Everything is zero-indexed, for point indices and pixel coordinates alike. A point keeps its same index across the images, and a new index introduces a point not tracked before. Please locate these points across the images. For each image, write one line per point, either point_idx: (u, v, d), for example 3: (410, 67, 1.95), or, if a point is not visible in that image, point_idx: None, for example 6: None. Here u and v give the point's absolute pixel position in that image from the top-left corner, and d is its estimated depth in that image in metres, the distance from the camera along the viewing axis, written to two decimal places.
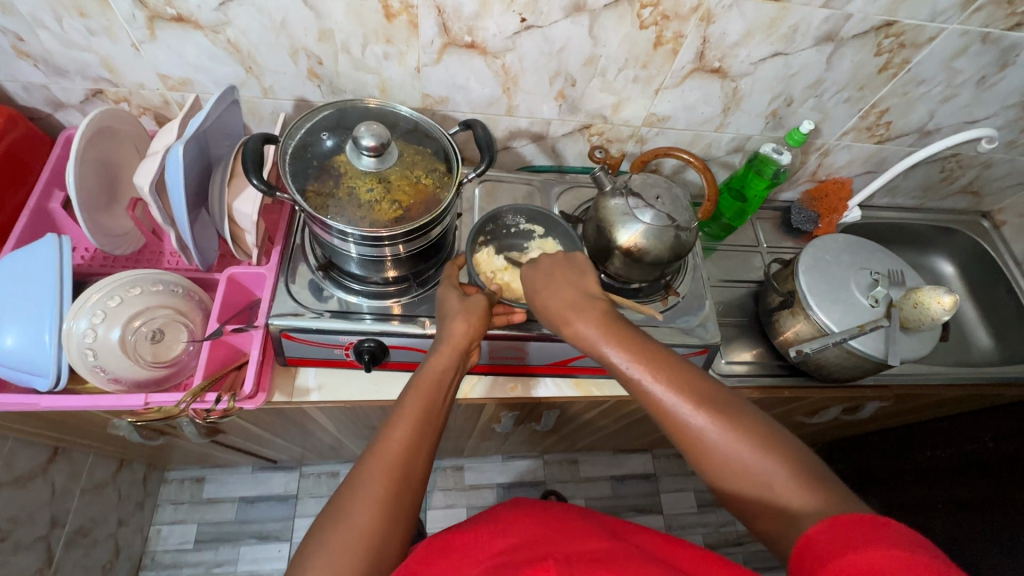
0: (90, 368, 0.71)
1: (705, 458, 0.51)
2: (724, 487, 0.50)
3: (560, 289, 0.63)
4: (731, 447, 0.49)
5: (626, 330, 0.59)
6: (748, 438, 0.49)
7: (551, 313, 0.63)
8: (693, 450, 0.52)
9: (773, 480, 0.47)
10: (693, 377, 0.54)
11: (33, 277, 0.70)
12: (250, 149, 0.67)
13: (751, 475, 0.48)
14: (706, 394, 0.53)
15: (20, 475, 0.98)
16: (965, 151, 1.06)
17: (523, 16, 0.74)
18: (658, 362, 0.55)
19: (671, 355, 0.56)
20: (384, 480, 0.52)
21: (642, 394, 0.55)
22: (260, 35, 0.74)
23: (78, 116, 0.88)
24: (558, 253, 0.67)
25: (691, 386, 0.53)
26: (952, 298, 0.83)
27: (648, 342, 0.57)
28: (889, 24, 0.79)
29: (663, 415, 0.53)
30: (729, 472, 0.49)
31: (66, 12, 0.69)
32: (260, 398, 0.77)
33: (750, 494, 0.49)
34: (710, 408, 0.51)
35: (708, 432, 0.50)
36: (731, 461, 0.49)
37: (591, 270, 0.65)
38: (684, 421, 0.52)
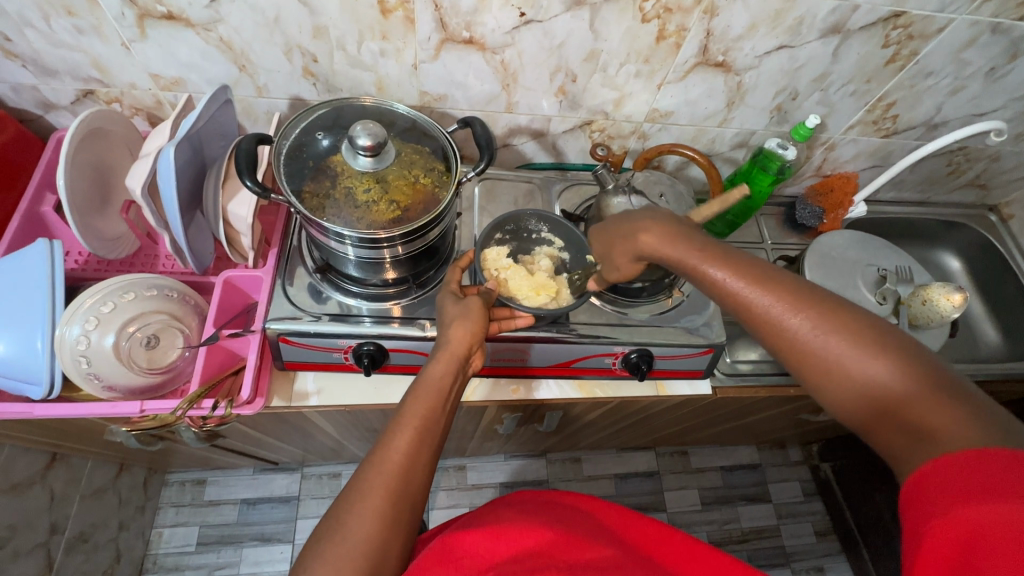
0: (83, 375, 0.70)
1: (814, 369, 0.50)
2: (832, 398, 0.50)
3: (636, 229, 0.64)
4: (846, 356, 0.48)
5: (722, 250, 0.58)
6: (867, 347, 0.48)
7: (630, 244, 0.64)
8: (803, 361, 0.51)
9: (893, 390, 0.46)
10: (800, 291, 0.53)
11: (24, 283, 0.68)
12: (243, 150, 0.65)
13: (870, 387, 0.47)
14: (814, 304, 0.51)
15: (18, 482, 0.97)
16: (974, 144, 1.04)
17: (522, 10, 0.72)
18: (761, 278, 0.54)
19: (775, 267, 0.55)
20: (384, 491, 0.51)
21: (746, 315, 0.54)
22: (253, 33, 0.72)
23: (69, 117, 0.86)
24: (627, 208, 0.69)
25: (800, 300, 0.52)
26: (962, 295, 0.81)
27: (748, 260, 0.56)
28: (897, 15, 0.77)
29: (763, 329, 0.53)
30: (841, 382, 0.49)
31: (53, 11, 0.67)
32: (258, 403, 0.75)
33: (863, 404, 0.48)
34: (819, 319, 0.50)
35: (821, 349, 0.50)
36: (850, 376, 0.48)
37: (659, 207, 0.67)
38: (796, 342, 0.51)
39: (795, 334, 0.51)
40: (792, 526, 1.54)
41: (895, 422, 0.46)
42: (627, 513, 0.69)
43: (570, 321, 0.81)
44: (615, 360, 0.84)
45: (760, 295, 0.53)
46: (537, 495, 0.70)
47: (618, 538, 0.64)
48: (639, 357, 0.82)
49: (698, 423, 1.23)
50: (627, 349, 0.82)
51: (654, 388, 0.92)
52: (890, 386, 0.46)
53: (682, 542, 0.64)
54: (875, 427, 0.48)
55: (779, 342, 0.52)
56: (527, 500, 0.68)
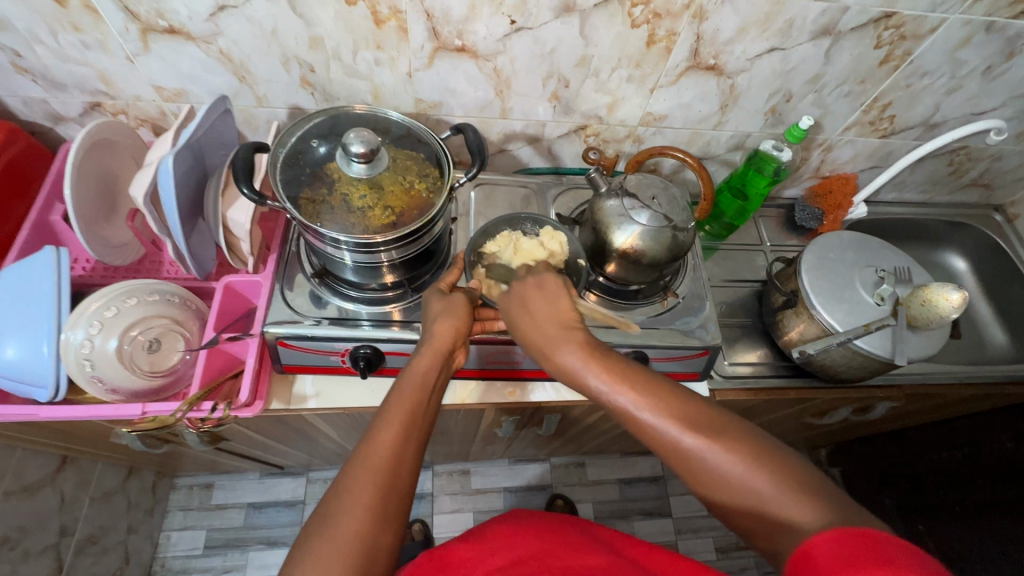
0: (88, 378, 0.71)
1: (695, 475, 0.49)
2: (726, 510, 0.48)
3: (539, 321, 0.63)
4: (725, 468, 0.47)
5: (610, 356, 0.57)
6: (742, 454, 0.47)
7: (534, 345, 0.62)
8: (693, 475, 0.49)
9: (770, 502, 0.45)
10: (676, 395, 0.52)
11: (32, 289, 0.71)
12: (240, 159, 0.66)
13: (749, 498, 0.46)
14: (697, 417, 0.50)
15: (29, 484, 0.99)
16: (975, 143, 1.03)
17: (512, 18, 0.73)
18: (636, 380, 0.54)
19: (659, 377, 0.55)
20: (373, 484, 0.52)
21: (630, 421, 0.53)
22: (251, 45, 0.74)
23: (77, 129, 0.89)
24: (528, 281, 0.67)
25: (671, 404, 0.52)
26: (961, 294, 0.80)
27: (637, 370, 0.55)
28: (888, 16, 0.77)
29: (654, 440, 0.51)
30: (725, 495, 0.47)
31: (60, 27, 0.70)
32: (257, 405, 0.77)
33: (749, 519, 0.46)
34: (692, 421, 0.50)
35: (699, 452, 0.48)
36: (727, 480, 0.47)
37: (566, 295, 0.65)
38: (679, 448, 0.50)
39: (678, 446, 0.50)
40: None
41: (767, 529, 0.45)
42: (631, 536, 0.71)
43: None
44: None
45: (652, 413, 0.51)
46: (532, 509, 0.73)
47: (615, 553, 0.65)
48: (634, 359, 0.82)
49: None
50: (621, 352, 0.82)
51: None
52: (767, 495, 0.45)
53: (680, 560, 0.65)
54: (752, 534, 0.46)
55: (666, 451, 0.51)
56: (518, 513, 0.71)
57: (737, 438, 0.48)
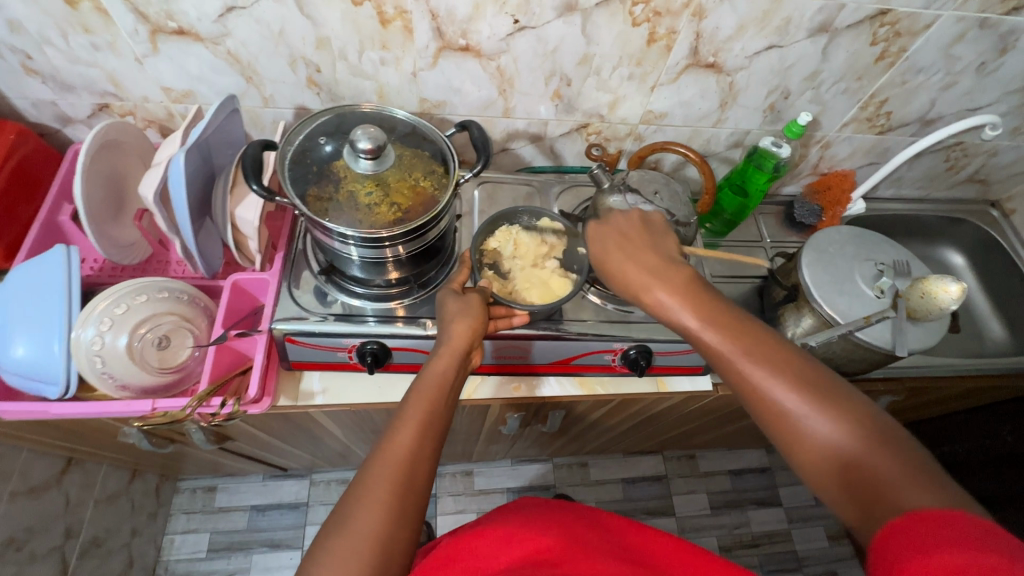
0: (98, 375, 0.72)
1: (781, 424, 0.50)
2: (797, 456, 0.50)
3: (637, 257, 0.64)
4: (815, 421, 0.48)
5: (710, 299, 0.58)
6: (829, 408, 0.48)
7: (628, 281, 0.64)
8: (773, 419, 0.51)
9: (850, 453, 0.46)
10: (777, 344, 0.53)
11: (43, 286, 0.71)
12: (249, 157, 0.67)
13: (829, 449, 0.47)
14: (790, 365, 0.52)
15: (34, 486, 0.99)
16: (970, 139, 1.05)
17: (515, 17, 0.74)
18: (737, 326, 0.55)
19: (758, 324, 0.56)
20: (389, 482, 0.52)
21: (723, 363, 0.54)
22: (259, 46, 0.76)
23: (85, 131, 0.90)
24: (633, 217, 0.68)
25: (771, 351, 0.53)
26: (960, 286, 0.81)
27: (736, 315, 0.56)
28: (883, 13, 0.78)
29: (745, 386, 0.53)
30: (801, 441, 0.49)
31: (72, 29, 0.71)
32: (265, 402, 0.78)
33: (823, 466, 0.48)
34: (791, 372, 0.51)
35: (791, 403, 0.50)
36: (815, 435, 0.48)
37: (668, 239, 0.66)
38: (770, 396, 0.51)
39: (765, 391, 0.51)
40: (803, 530, 1.53)
41: (854, 486, 0.46)
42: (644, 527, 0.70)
43: (566, 319, 0.82)
44: (615, 357, 0.85)
45: (744, 354, 0.53)
46: (538, 502, 0.73)
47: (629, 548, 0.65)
48: (638, 353, 0.83)
49: (703, 424, 1.23)
50: (625, 346, 0.83)
51: (655, 385, 0.93)
52: (847, 447, 0.47)
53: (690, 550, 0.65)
54: (832, 489, 0.48)
55: (756, 396, 0.52)
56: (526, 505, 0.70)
57: (834, 395, 0.49)
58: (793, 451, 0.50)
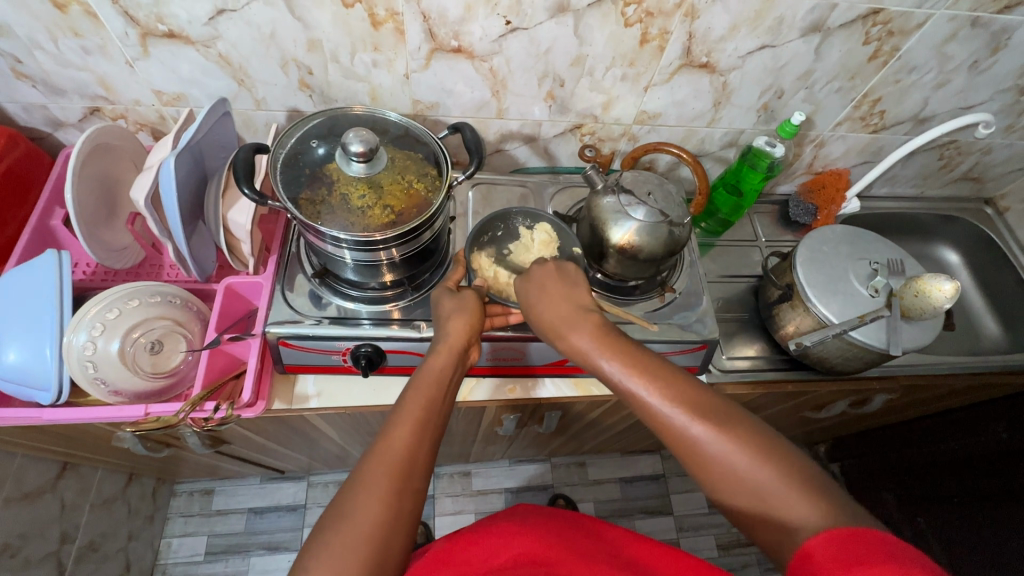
0: (91, 380, 0.72)
1: (700, 466, 0.50)
2: (722, 495, 0.49)
3: (554, 301, 0.63)
4: (733, 461, 0.48)
5: (625, 343, 0.58)
6: (744, 444, 0.48)
7: (549, 328, 0.63)
8: (694, 463, 0.50)
9: (770, 490, 0.46)
10: (690, 385, 0.53)
11: (35, 292, 0.71)
12: (241, 160, 0.67)
13: (750, 487, 0.47)
14: (707, 408, 0.51)
15: (29, 491, 0.99)
16: (964, 137, 1.05)
17: (507, 18, 0.74)
18: (647, 367, 0.55)
19: (671, 365, 0.55)
20: (387, 478, 0.52)
21: (638, 406, 0.54)
22: (250, 48, 0.75)
23: (76, 134, 0.89)
24: (550, 263, 0.67)
25: (681, 390, 0.52)
26: (953, 285, 0.81)
27: (652, 359, 0.56)
28: (876, 13, 0.78)
29: (661, 426, 0.52)
30: (724, 482, 0.48)
31: (61, 33, 0.71)
32: (259, 406, 0.77)
33: (746, 505, 0.47)
34: (701, 411, 0.51)
35: (705, 444, 0.49)
36: (731, 474, 0.48)
37: (583, 281, 0.65)
38: (685, 435, 0.50)
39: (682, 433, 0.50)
40: None
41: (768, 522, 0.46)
42: (645, 540, 0.69)
43: None
44: None
45: (662, 400, 0.52)
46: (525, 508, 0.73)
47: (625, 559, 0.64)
48: None
49: None
50: None
51: None
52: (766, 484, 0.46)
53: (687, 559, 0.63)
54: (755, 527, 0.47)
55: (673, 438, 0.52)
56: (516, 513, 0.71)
57: (741, 432, 0.49)
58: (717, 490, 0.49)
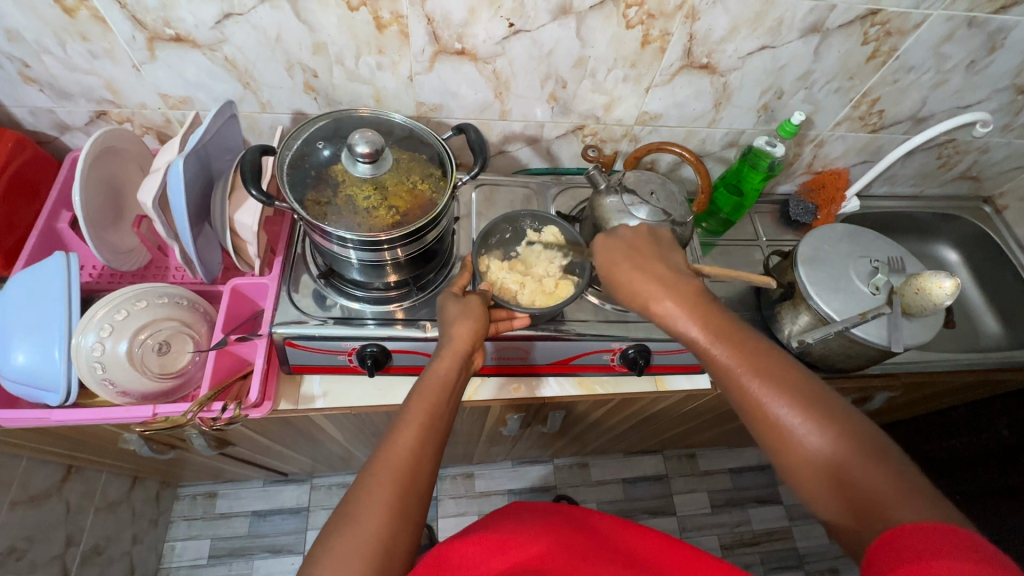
0: (99, 381, 0.72)
1: (783, 440, 0.51)
2: (791, 470, 0.51)
3: (644, 266, 0.66)
4: (821, 439, 0.49)
5: (718, 314, 0.60)
6: (819, 420, 0.50)
7: (632, 293, 0.65)
8: (777, 437, 0.51)
9: (842, 465, 0.47)
10: (782, 362, 0.55)
11: (43, 293, 0.72)
12: (248, 161, 0.68)
13: (822, 462, 0.48)
14: (799, 386, 0.52)
15: (35, 494, 0.99)
16: (961, 136, 1.06)
17: (510, 21, 0.75)
18: (742, 341, 0.57)
19: (751, 339, 0.57)
20: (392, 482, 0.52)
21: (726, 374, 0.56)
22: (256, 51, 0.76)
23: (83, 138, 0.90)
24: (642, 229, 0.70)
25: (775, 366, 0.54)
26: (953, 282, 0.81)
27: (747, 333, 0.58)
28: (873, 13, 0.79)
29: (747, 398, 0.54)
30: (795, 453, 0.50)
31: (69, 37, 0.72)
32: (266, 406, 0.78)
33: (818, 477, 0.49)
34: (795, 388, 0.52)
35: (790, 419, 0.51)
36: (817, 452, 0.49)
37: (672, 252, 0.68)
38: (774, 410, 0.52)
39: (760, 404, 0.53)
40: (803, 527, 1.53)
41: (850, 501, 0.47)
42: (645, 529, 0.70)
43: (568, 320, 0.83)
44: (613, 356, 0.86)
45: (753, 373, 0.54)
46: (525, 505, 0.73)
47: (626, 554, 0.64)
48: (637, 352, 0.84)
49: (703, 422, 1.24)
50: (624, 345, 0.83)
51: (654, 384, 0.94)
52: (838, 459, 0.47)
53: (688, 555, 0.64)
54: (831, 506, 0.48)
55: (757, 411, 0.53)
56: (519, 510, 0.70)
57: (835, 412, 0.50)
58: (795, 467, 0.50)
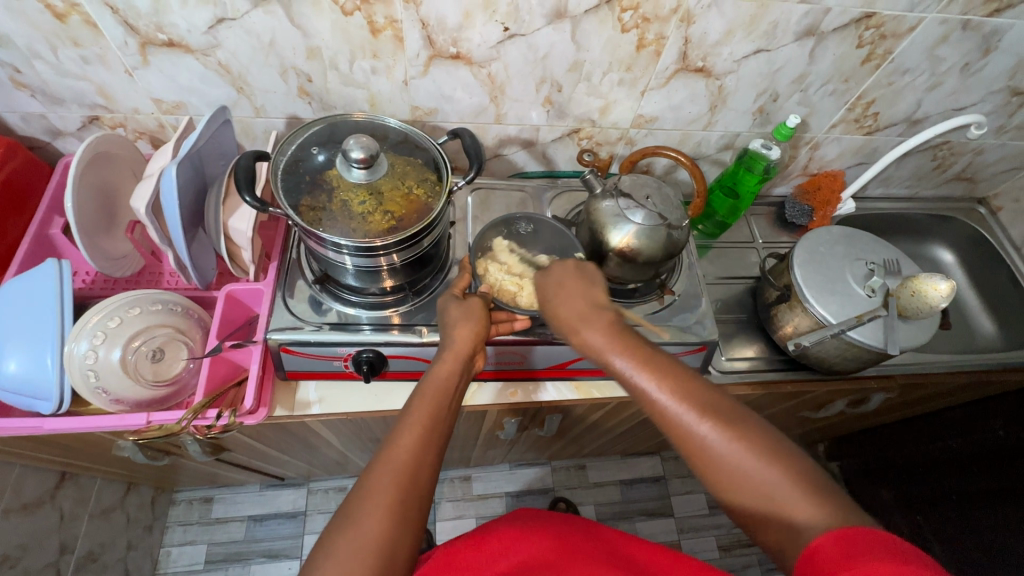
0: (92, 390, 0.72)
1: (711, 468, 0.49)
2: (731, 500, 0.49)
3: (570, 296, 0.65)
4: (747, 464, 0.47)
5: (638, 340, 0.58)
6: (753, 449, 0.48)
7: (563, 323, 0.64)
8: (705, 465, 0.50)
9: (780, 495, 0.46)
10: (702, 385, 0.53)
11: (35, 301, 0.71)
12: (242, 167, 0.67)
13: (760, 493, 0.47)
14: (721, 409, 0.51)
15: (28, 502, 0.98)
16: (956, 138, 1.06)
17: (505, 25, 0.75)
18: (661, 365, 0.55)
19: (682, 366, 0.55)
20: (393, 485, 0.52)
21: (647, 403, 0.54)
22: (249, 56, 0.76)
23: (75, 143, 0.89)
24: (569, 261, 0.69)
25: (694, 390, 0.52)
26: (949, 284, 0.82)
27: (665, 358, 0.56)
28: (868, 16, 0.79)
29: (672, 425, 0.52)
30: (733, 484, 0.48)
31: (60, 42, 0.71)
32: (261, 413, 0.77)
33: (756, 508, 0.47)
34: (716, 411, 0.50)
35: (718, 445, 0.49)
36: (747, 479, 0.47)
37: (600, 282, 0.66)
38: (699, 436, 0.50)
39: (695, 436, 0.50)
40: None
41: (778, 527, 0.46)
42: (644, 541, 0.70)
43: None
44: None
45: (675, 399, 0.52)
46: (529, 512, 0.73)
47: (625, 559, 0.65)
48: None
49: None
50: None
51: None
52: (777, 488, 0.46)
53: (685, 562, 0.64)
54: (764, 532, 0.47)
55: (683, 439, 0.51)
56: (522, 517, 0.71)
57: (756, 434, 0.49)
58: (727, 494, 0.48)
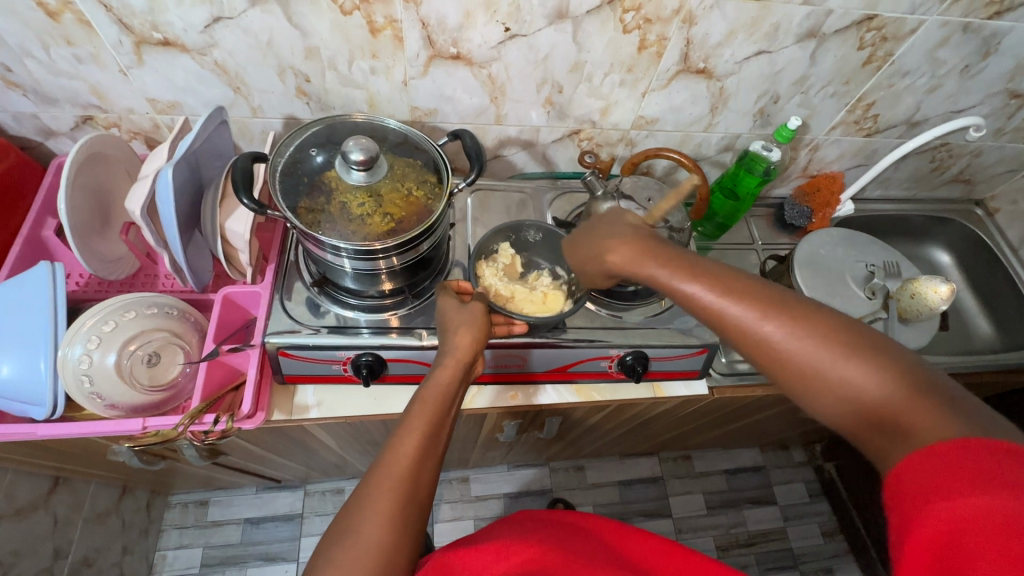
0: (86, 395, 0.71)
1: (792, 375, 0.47)
2: (819, 408, 0.47)
3: (593, 238, 0.64)
4: (830, 365, 0.45)
5: (683, 255, 0.56)
6: (847, 350, 0.45)
7: (587, 267, 0.64)
8: (783, 371, 0.48)
9: (871, 392, 0.44)
10: (768, 293, 0.50)
11: (28, 305, 0.70)
12: (239, 168, 0.66)
13: (865, 399, 0.44)
14: (793, 314, 0.48)
15: (21, 507, 0.97)
16: (955, 140, 1.06)
17: (506, 25, 0.74)
18: (716, 276, 0.52)
19: (756, 278, 0.52)
20: (392, 492, 0.51)
21: (709, 315, 0.52)
22: (247, 56, 0.74)
23: (68, 143, 0.88)
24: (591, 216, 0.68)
25: (758, 297, 0.50)
26: (949, 287, 0.82)
27: (719, 268, 0.53)
28: (870, 18, 0.79)
29: (738, 334, 0.50)
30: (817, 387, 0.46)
31: (53, 41, 0.70)
32: (259, 417, 0.76)
33: (845, 408, 0.45)
34: (787, 318, 0.48)
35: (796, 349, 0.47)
36: (829, 380, 0.45)
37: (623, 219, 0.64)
38: (773, 342, 0.48)
39: (777, 347, 0.48)
40: (798, 528, 1.54)
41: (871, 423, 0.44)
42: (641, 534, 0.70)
43: (569, 327, 0.82)
44: (611, 363, 0.85)
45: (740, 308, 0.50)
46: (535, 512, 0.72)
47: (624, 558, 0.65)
48: (634, 359, 0.83)
49: (698, 426, 1.23)
50: (622, 352, 0.83)
51: (651, 390, 0.93)
52: (858, 385, 0.44)
53: (682, 558, 0.65)
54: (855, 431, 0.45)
55: (755, 349, 0.49)
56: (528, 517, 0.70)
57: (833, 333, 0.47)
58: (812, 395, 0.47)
